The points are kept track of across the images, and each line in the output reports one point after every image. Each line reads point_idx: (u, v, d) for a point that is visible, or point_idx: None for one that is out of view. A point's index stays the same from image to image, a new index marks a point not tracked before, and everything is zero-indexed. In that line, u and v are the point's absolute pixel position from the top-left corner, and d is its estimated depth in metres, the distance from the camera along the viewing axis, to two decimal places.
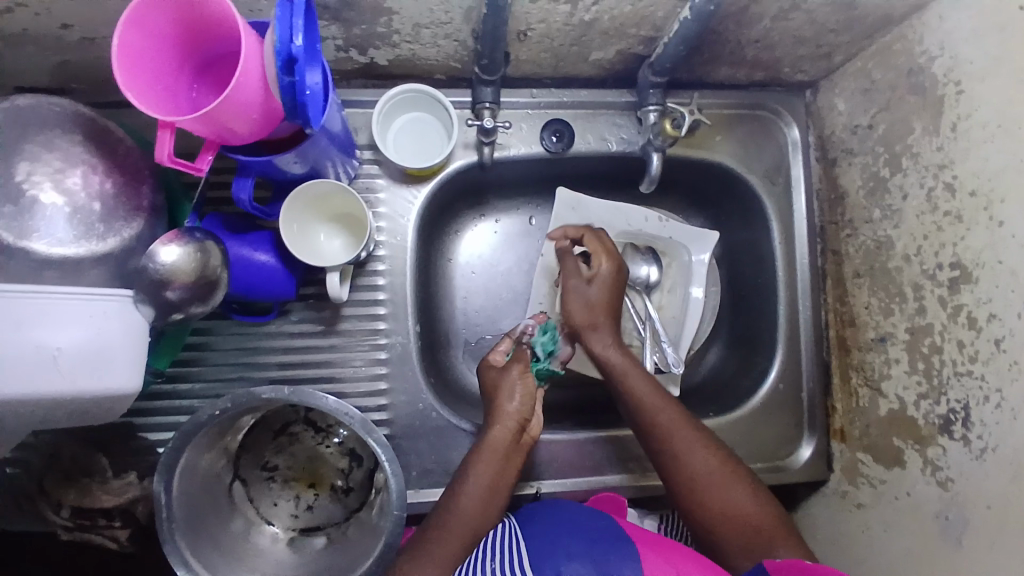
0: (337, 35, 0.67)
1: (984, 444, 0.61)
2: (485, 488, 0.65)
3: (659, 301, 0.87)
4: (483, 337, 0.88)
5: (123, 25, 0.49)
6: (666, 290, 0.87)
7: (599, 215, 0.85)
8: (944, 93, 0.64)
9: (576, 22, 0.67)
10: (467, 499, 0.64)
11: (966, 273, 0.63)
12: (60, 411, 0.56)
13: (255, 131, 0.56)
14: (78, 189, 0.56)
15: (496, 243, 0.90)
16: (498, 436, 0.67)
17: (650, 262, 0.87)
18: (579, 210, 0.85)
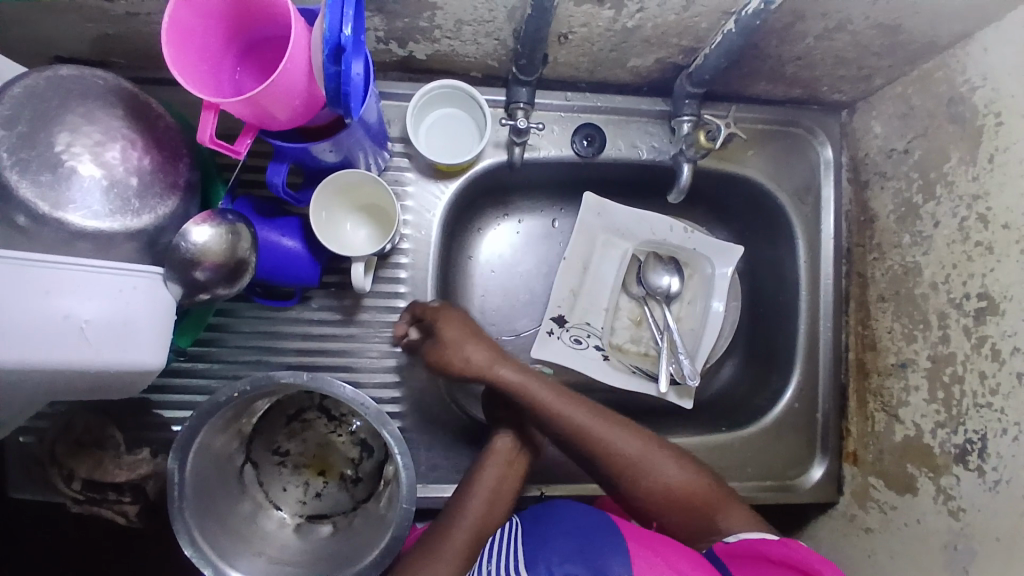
0: (379, 27, 0.67)
1: (998, 476, 0.61)
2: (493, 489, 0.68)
3: (677, 312, 0.88)
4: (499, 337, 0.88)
5: (175, 3, 0.49)
6: (686, 301, 0.87)
7: (623, 222, 0.85)
8: (984, 124, 0.64)
9: (618, 28, 0.67)
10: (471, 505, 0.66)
11: (994, 305, 0.63)
12: (82, 382, 0.57)
13: (295, 118, 0.56)
14: (116, 163, 0.56)
15: (516, 243, 0.90)
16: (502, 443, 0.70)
17: (672, 272, 0.87)
18: (603, 216, 0.85)
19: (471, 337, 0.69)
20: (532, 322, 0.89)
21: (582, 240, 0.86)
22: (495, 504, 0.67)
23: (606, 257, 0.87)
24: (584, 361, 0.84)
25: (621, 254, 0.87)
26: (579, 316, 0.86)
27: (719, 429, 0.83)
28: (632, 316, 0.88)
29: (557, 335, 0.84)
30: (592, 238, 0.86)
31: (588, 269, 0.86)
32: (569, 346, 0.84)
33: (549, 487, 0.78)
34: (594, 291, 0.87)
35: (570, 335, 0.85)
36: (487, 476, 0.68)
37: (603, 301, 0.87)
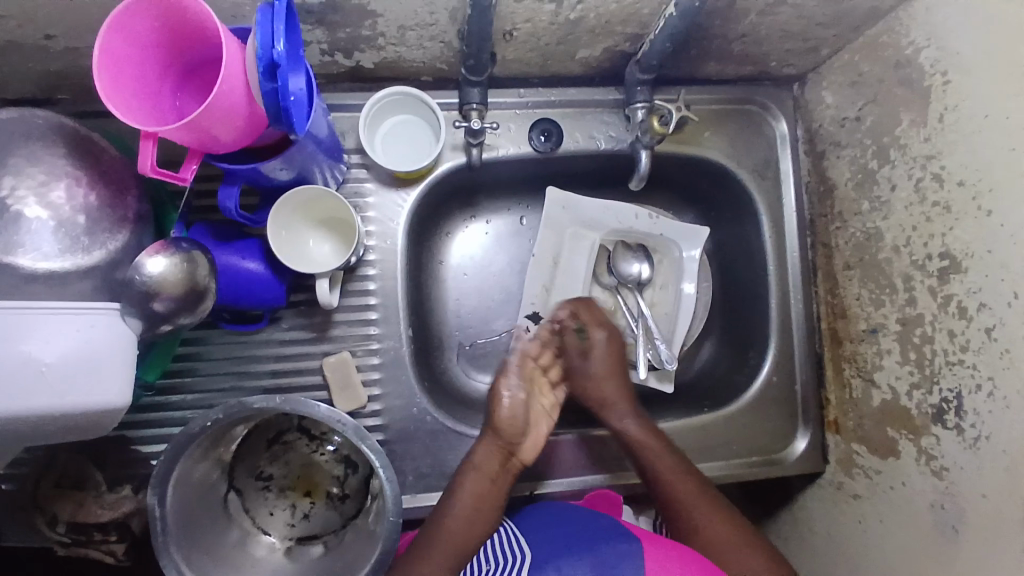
0: (321, 40, 0.66)
1: (977, 433, 0.61)
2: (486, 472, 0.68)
3: (650, 298, 0.88)
4: (477, 340, 0.88)
5: (105, 33, 0.48)
6: (658, 287, 0.88)
7: (591, 213, 0.84)
8: (931, 84, 0.65)
9: (562, 20, 0.67)
10: (455, 514, 0.66)
11: (956, 263, 0.63)
12: (48, 428, 0.55)
13: (239, 139, 0.56)
14: (62, 203, 0.56)
15: (487, 244, 0.90)
16: (483, 457, 0.69)
17: (642, 259, 0.87)
18: (571, 209, 0.84)
19: (608, 375, 0.78)
20: (509, 321, 0.89)
21: (551, 237, 0.85)
22: (477, 517, 0.66)
23: (575, 250, 0.86)
24: None
25: (590, 246, 0.86)
26: (554, 312, 0.85)
27: (701, 411, 0.83)
28: (607, 307, 0.88)
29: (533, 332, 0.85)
30: (561, 232, 0.85)
31: (559, 263, 0.85)
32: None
33: (539, 486, 0.78)
34: (566, 286, 0.86)
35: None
36: (474, 471, 0.68)
37: (576, 295, 0.86)
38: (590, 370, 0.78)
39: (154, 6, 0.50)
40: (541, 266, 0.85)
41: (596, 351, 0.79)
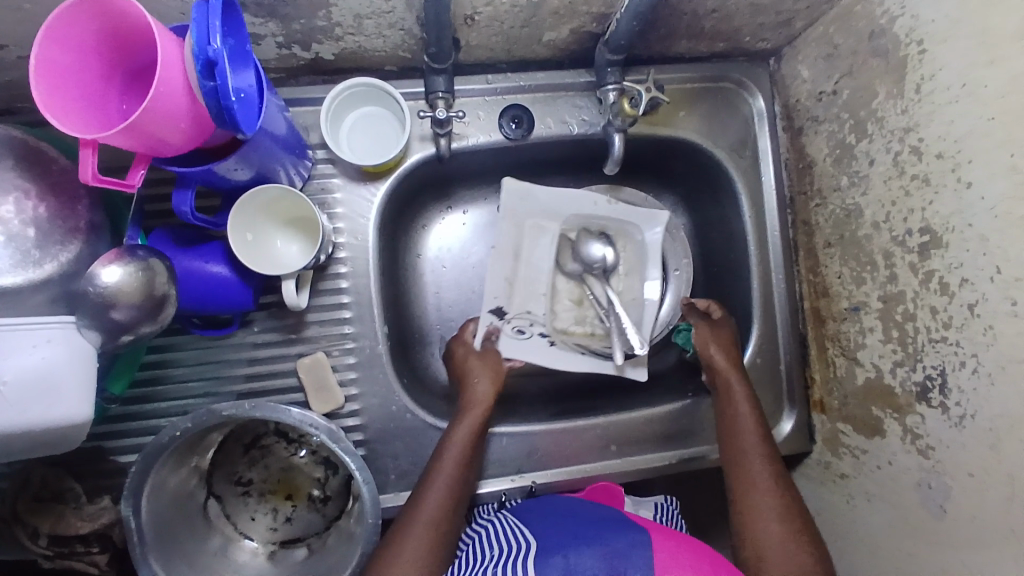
0: (275, 32, 0.64)
1: (962, 411, 0.60)
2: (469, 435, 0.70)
3: (616, 286, 0.84)
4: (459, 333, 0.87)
5: (41, 42, 0.46)
6: (622, 274, 0.84)
7: (547, 203, 0.82)
8: (907, 54, 0.62)
9: (524, 3, 0.64)
10: (433, 497, 0.66)
11: (936, 238, 0.61)
12: (14, 448, 0.53)
13: (188, 141, 0.54)
14: (10, 217, 0.56)
15: (467, 235, 0.88)
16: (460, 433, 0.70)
17: (604, 245, 0.83)
18: (528, 201, 0.82)
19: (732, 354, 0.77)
20: None
21: (508, 229, 0.83)
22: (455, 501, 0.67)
23: (535, 241, 0.83)
24: (531, 351, 0.82)
25: (551, 237, 0.84)
26: (519, 306, 0.83)
27: (687, 396, 0.82)
28: (573, 297, 0.84)
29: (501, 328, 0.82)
30: (519, 225, 0.83)
31: (518, 257, 0.83)
32: (514, 337, 0.82)
33: (521, 478, 0.77)
34: (527, 280, 0.83)
35: (514, 326, 0.82)
36: (451, 449, 0.69)
37: (540, 287, 0.84)
38: (721, 335, 0.78)
39: (90, 11, 0.48)
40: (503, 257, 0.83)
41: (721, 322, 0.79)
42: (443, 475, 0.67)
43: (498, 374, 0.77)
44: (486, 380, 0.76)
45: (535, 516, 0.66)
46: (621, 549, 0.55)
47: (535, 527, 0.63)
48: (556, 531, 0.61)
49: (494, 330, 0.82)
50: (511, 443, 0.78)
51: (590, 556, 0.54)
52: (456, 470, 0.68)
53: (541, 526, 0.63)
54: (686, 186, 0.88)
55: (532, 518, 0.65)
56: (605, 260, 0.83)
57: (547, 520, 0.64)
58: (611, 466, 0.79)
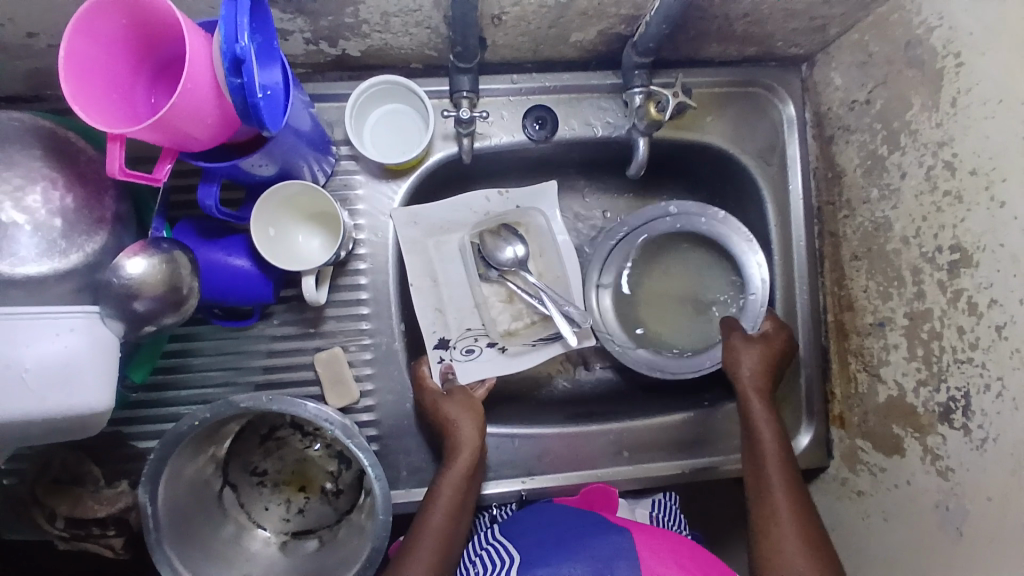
0: (304, 29, 0.64)
1: (984, 434, 0.58)
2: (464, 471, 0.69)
3: (537, 269, 0.82)
4: None
5: (70, 37, 0.47)
6: (537, 255, 0.82)
7: (439, 215, 0.77)
8: (944, 65, 0.61)
9: (551, 4, 0.64)
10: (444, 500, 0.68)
11: (966, 256, 0.60)
12: (36, 432, 0.54)
13: (215, 136, 0.54)
14: (38, 207, 0.56)
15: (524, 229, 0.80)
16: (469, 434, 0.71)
17: (512, 240, 0.81)
18: (421, 220, 0.76)
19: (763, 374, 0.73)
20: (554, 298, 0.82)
21: (419, 259, 0.77)
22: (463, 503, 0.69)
23: (446, 255, 0.79)
24: (485, 368, 0.78)
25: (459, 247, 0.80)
26: (458, 328, 0.79)
27: (702, 404, 0.81)
28: (501, 298, 0.81)
29: (451, 356, 0.78)
30: (424, 247, 0.77)
31: (439, 270, 0.79)
32: (463, 360, 0.78)
33: (531, 480, 0.77)
34: (456, 298, 0.79)
35: (460, 350, 0.78)
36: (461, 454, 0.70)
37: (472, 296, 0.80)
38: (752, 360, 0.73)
39: (118, 5, 0.48)
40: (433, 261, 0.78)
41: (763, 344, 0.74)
42: (437, 517, 0.67)
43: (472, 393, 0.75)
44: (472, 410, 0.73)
45: (517, 529, 0.66)
46: (608, 556, 0.55)
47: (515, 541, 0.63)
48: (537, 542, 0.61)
49: (450, 367, 0.77)
50: (525, 444, 0.78)
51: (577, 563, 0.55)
52: (454, 503, 0.68)
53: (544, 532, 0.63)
54: (711, 191, 0.87)
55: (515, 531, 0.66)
56: (516, 254, 0.80)
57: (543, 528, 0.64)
58: (622, 472, 0.78)
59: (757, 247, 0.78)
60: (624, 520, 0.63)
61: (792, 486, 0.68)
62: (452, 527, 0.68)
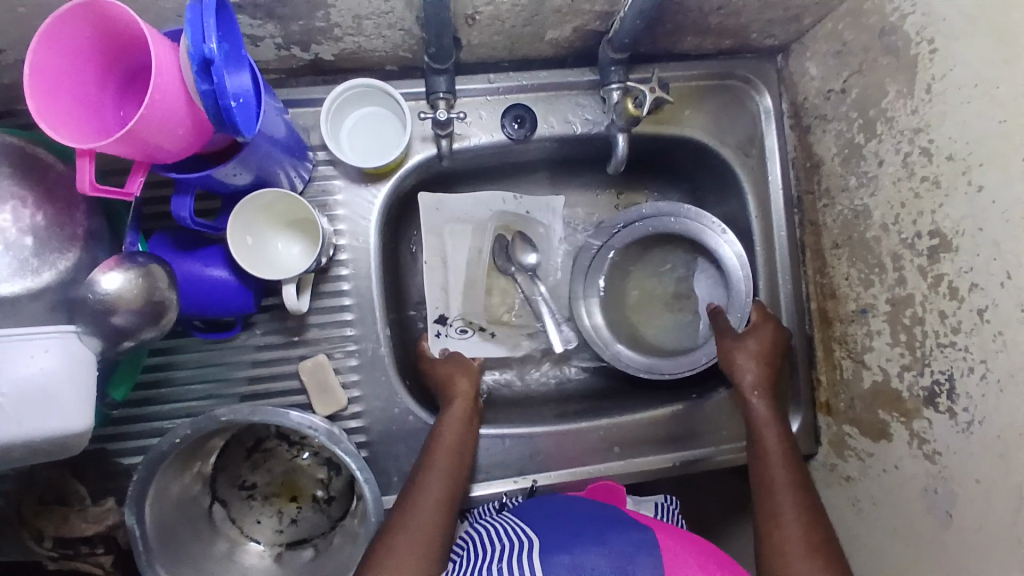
0: (274, 34, 0.63)
1: (969, 417, 0.59)
2: (453, 450, 0.69)
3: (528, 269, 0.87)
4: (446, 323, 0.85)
5: (33, 50, 0.46)
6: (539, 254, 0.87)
7: (462, 208, 0.83)
8: (918, 52, 0.61)
9: (525, 1, 0.63)
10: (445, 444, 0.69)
11: (946, 241, 0.60)
12: (18, 454, 0.53)
13: (186, 146, 0.53)
14: (7, 225, 0.55)
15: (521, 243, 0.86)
16: (464, 385, 0.74)
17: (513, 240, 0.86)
18: (445, 208, 0.83)
19: (764, 366, 0.73)
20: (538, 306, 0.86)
21: (434, 242, 0.83)
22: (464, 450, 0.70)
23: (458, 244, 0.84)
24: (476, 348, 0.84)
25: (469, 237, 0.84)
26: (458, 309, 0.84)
27: (690, 397, 0.81)
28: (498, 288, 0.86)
29: (445, 334, 0.83)
30: (440, 234, 0.83)
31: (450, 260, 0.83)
32: (459, 338, 0.84)
33: (523, 479, 0.77)
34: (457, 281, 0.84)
35: (457, 329, 0.84)
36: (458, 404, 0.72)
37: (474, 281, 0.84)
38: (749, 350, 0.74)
39: (81, 16, 0.47)
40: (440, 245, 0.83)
41: (758, 335, 0.75)
42: (436, 474, 0.67)
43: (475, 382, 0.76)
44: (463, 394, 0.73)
45: (535, 513, 0.65)
46: (626, 551, 0.54)
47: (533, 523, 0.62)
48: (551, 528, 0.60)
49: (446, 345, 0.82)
50: (515, 444, 0.77)
51: (598, 554, 0.53)
52: (456, 446, 0.69)
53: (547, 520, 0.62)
54: (693, 184, 0.87)
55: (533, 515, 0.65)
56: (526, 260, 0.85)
57: (549, 515, 0.63)
58: (613, 468, 0.78)
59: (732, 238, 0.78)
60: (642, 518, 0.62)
61: (797, 478, 0.67)
62: (452, 486, 0.67)
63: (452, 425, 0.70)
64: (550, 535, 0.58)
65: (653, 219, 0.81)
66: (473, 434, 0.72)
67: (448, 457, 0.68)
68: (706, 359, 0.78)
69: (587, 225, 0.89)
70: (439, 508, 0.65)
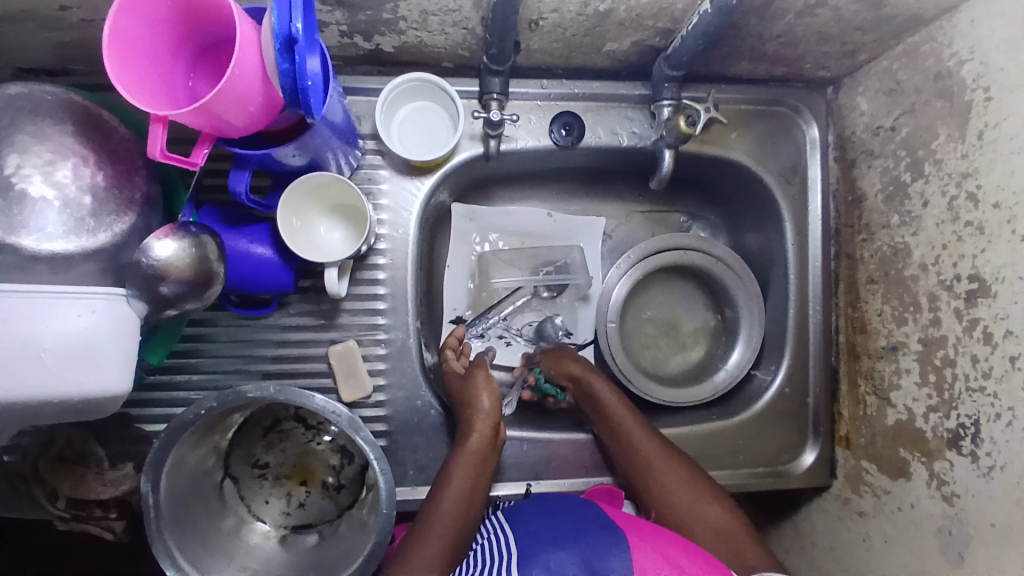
0: (340, 21, 0.64)
1: (992, 462, 0.60)
2: (461, 496, 0.66)
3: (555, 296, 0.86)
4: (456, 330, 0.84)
5: (115, 14, 0.46)
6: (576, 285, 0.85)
7: (495, 221, 0.86)
8: (972, 99, 0.62)
9: (591, 12, 0.64)
10: (451, 488, 0.66)
11: (985, 287, 0.61)
12: (51, 411, 0.53)
13: (253, 124, 0.54)
14: (67, 182, 0.55)
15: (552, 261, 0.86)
16: (482, 423, 0.70)
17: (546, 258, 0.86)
18: (476, 219, 0.85)
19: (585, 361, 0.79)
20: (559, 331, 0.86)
21: (461, 248, 0.85)
22: (471, 498, 0.67)
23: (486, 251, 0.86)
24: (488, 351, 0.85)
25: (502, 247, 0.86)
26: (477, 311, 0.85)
27: (709, 418, 0.82)
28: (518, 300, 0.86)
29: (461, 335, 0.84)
30: (469, 243, 0.85)
31: (492, 254, 0.85)
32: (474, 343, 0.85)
33: (540, 483, 0.77)
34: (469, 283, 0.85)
35: (473, 332, 0.85)
36: (471, 441, 0.69)
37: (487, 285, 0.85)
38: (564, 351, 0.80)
39: None
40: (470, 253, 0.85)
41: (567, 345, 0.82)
42: (441, 522, 0.64)
43: (496, 404, 0.72)
44: (479, 428, 0.69)
45: (526, 515, 0.63)
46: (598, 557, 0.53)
47: (517, 529, 0.61)
48: (540, 531, 0.59)
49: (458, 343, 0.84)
50: (530, 447, 0.78)
51: (565, 555, 0.54)
52: (465, 491, 0.66)
53: (537, 523, 0.61)
54: (730, 207, 0.88)
55: (519, 519, 0.63)
56: (540, 290, 0.85)
57: (539, 517, 0.62)
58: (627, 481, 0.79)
59: (748, 271, 0.83)
60: (624, 520, 0.60)
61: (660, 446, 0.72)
62: (457, 533, 0.64)
63: (461, 466, 0.67)
64: (530, 541, 0.58)
65: (698, 251, 0.84)
66: (487, 472, 0.69)
67: (453, 506, 0.65)
68: (707, 395, 0.82)
69: (620, 237, 0.90)
70: (439, 559, 0.62)
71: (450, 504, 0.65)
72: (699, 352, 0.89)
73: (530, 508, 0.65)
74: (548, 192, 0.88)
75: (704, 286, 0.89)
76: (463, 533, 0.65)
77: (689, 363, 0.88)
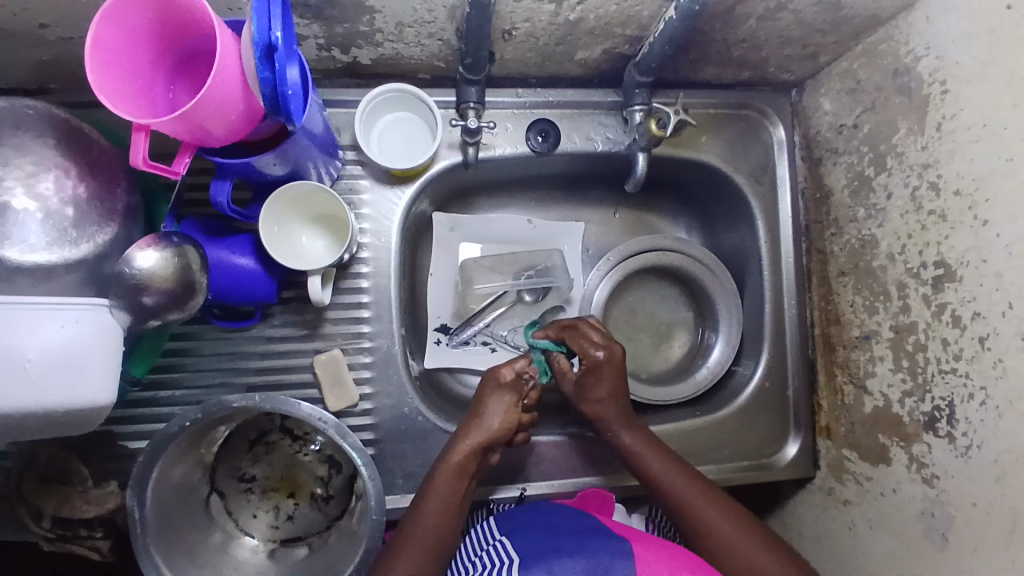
0: (318, 34, 0.65)
1: (968, 441, 0.61)
2: (443, 509, 0.66)
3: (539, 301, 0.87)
4: (440, 340, 0.84)
5: (96, 25, 0.47)
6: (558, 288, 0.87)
7: (475, 229, 0.87)
8: (930, 93, 0.65)
9: (562, 21, 0.66)
10: (431, 502, 0.66)
11: (950, 272, 0.63)
12: (33, 423, 0.53)
13: (233, 132, 0.55)
14: (50, 194, 0.56)
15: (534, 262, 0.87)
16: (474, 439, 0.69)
17: (529, 263, 0.88)
18: (458, 228, 0.86)
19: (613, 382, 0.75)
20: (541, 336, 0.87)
21: (444, 257, 0.86)
22: (453, 513, 0.66)
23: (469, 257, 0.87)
24: (473, 359, 0.85)
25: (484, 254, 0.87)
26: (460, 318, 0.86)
27: (693, 415, 0.83)
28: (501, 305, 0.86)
29: (446, 343, 0.84)
30: (451, 252, 0.86)
31: (475, 261, 0.86)
32: (459, 351, 0.84)
33: (530, 487, 0.78)
34: (450, 291, 0.86)
35: (458, 340, 0.85)
36: (456, 454, 0.68)
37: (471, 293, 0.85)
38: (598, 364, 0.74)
39: None
40: (451, 260, 0.86)
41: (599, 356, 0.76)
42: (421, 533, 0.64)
43: (506, 430, 0.70)
44: (471, 441, 0.69)
45: (520, 525, 0.64)
46: (608, 561, 0.53)
47: (522, 537, 0.61)
48: (537, 541, 0.59)
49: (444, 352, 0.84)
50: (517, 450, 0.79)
51: (571, 561, 0.53)
52: (445, 502, 0.66)
53: (537, 533, 0.61)
54: (705, 208, 0.90)
55: (519, 527, 0.63)
56: (523, 294, 0.87)
57: (541, 526, 0.62)
58: (615, 480, 0.79)
59: (723, 268, 0.86)
60: (623, 528, 0.61)
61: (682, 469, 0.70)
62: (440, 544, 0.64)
63: (443, 479, 0.67)
64: (531, 549, 0.57)
65: (677, 252, 0.86)
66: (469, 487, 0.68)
67: (433, 517, 0.65)
68: (690, 391, 0.84)
69: (598, 241, 0.92)
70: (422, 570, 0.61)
71: (432, 517, 0.65)
72: (681, 352, 0.90)
73: (524, 518, 0.65)
74: (526, 198, 0.90)
75: (683, 287, 0.91)
76: (446, 543, 0.64)
77: (671, 363, 0.90)
